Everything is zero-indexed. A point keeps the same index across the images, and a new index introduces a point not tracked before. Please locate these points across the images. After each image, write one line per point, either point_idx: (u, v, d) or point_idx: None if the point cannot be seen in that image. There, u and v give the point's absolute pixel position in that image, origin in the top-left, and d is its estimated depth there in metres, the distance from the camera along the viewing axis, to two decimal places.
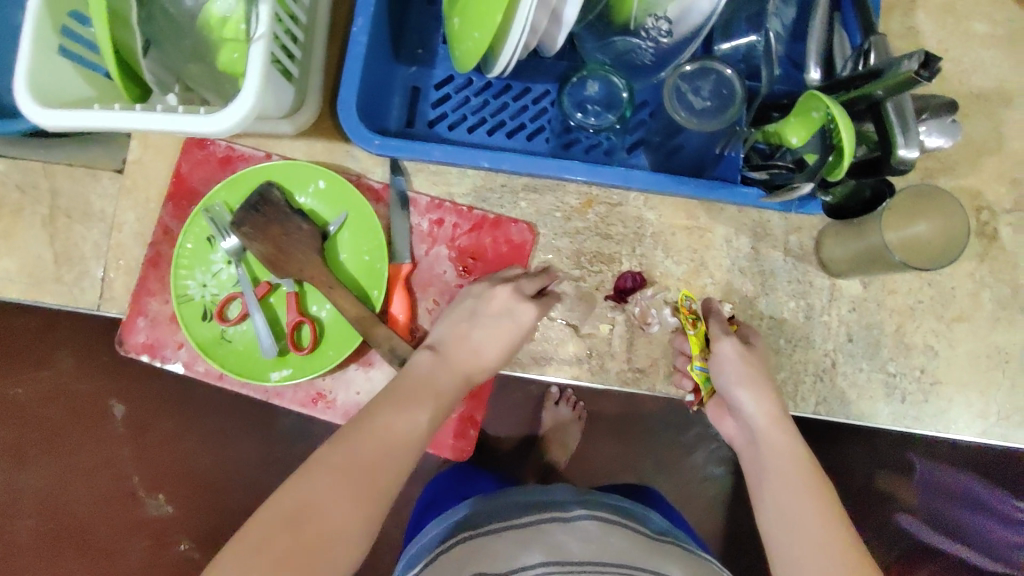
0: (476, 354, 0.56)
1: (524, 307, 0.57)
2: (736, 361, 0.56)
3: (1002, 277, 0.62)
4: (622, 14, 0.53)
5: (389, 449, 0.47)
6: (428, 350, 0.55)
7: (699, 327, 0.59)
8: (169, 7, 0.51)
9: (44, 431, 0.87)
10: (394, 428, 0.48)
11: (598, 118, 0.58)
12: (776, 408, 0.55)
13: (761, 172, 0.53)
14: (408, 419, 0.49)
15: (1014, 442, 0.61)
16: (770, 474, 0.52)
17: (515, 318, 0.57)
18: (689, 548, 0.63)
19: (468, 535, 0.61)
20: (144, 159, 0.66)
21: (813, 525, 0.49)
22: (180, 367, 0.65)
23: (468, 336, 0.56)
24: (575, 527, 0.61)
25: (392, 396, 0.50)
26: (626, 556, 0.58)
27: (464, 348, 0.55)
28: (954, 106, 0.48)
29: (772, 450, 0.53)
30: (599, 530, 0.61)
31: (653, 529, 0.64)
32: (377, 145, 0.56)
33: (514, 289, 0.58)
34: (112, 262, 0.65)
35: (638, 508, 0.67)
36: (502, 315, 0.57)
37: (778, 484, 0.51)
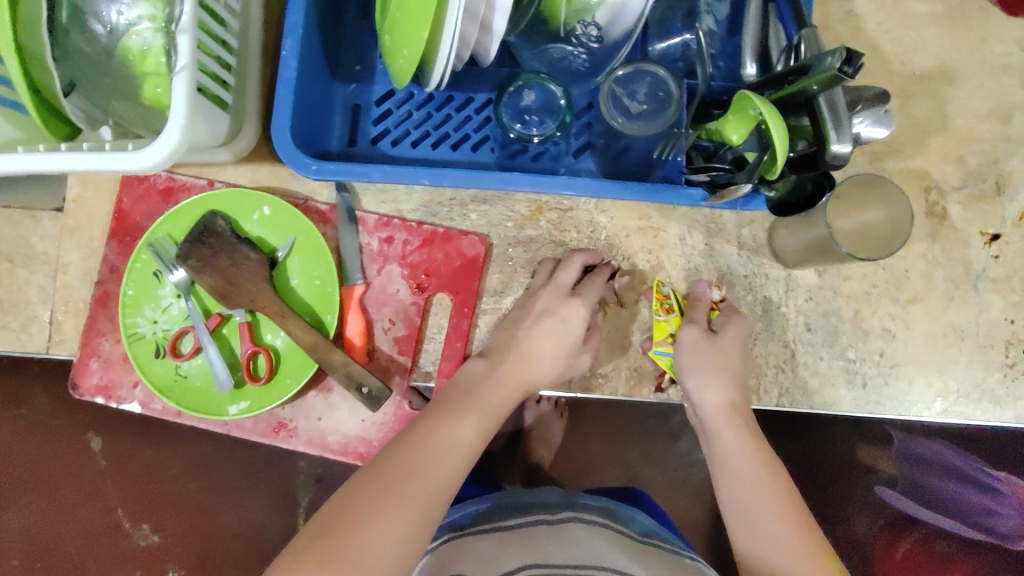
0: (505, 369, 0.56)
1: (571, 302, 0.58)
2: (703, 348, 0.58)
3: (953, 255, 0.62)
4: (553, 22, 0.54)
5: (430, 460, 0.47)
6: (480, 358, 0.57)
7: (673, 313, 0.61)
8: (84, 46, 0.49)
9: (21, 471, 0.84)
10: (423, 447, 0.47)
11: (538, 126, 0.57)
12: (727, 402, 0.58)
13: (702, 175, 0.51)
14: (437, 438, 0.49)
15: (974, 419, 0.61)
16: (724, 466, 0.56)
17: (561, 318, 0.58)
18: (677, 552, 0.62)
19: (457, 535, 0.62)
20: (84, 196, 0.64)
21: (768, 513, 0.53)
22: (136, 406, 0.63)
23: (518, 343, 0.58)
24: (565, 534, 0.60)
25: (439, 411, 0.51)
26: (596, 557, 0.56)
27: (515, 357, 0.57)
28: (885, 97, 0.49)
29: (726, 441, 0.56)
30: (585, 532, 0.60)
31: (639, 531, 0.63)
32: (315, 170, 0.55)
33: (557, 287, 0.59)
34: (59, 305, 0.64)
35: (626, 509, 0.67)
36: (546, 313, 0.58)
37: (732, 476, 0.55)
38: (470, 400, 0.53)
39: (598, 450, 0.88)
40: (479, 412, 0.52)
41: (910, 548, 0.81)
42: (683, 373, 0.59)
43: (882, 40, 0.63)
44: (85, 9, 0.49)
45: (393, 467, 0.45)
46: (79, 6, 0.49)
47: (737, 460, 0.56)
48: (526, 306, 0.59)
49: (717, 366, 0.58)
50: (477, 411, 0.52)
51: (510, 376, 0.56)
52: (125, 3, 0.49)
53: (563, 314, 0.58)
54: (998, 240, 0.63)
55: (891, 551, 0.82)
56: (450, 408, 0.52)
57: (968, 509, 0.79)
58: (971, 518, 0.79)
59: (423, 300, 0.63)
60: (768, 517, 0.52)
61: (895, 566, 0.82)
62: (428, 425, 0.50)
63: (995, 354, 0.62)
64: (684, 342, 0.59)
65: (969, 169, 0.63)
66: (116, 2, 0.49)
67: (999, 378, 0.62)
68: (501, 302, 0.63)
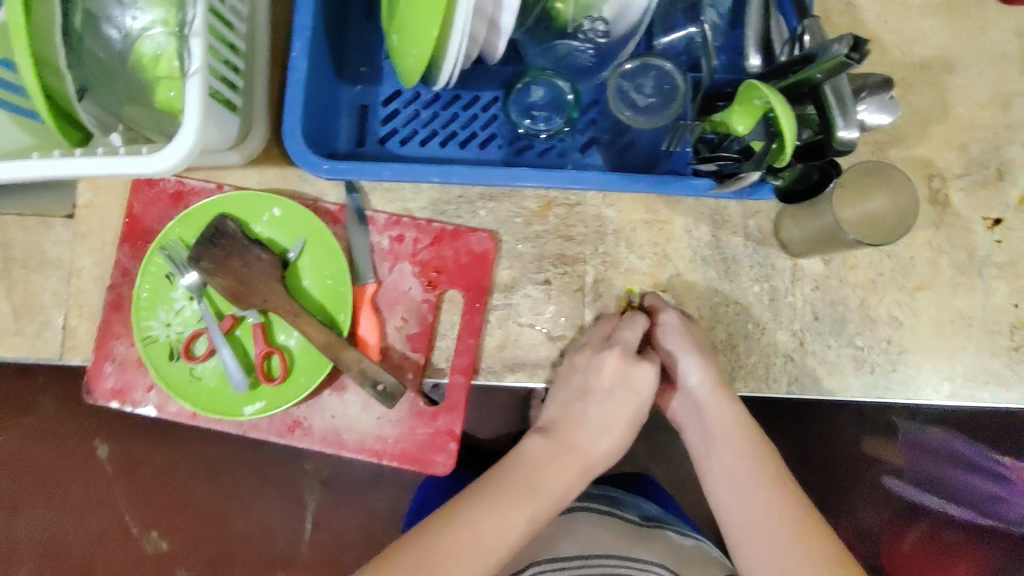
0: (590, 434, 0.60)
1: (638, 370, 0.61)
2: (679, 331, 0.59)
3: (957, 242, 0.63)
4: (559, 19, 0.55)
5: (484, 547, 0.48)
6: (541, 435, 0.59)
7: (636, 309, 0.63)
8: (99, 52, 0.50)
9: (31, 478, 0.82)
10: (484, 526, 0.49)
11: (547, 122, 0.58)
12: (716, 379, 0.58)
13: (710, 165, 0.53)
14: (499, 520, 0.50)
15: (981, 402, 0.62)
16: (711, 437, 0.57)
17: (629, 385, 0.61)
18: (677, 530, 0.63)
19: None
20: (96, 201, 0.65)
21: (762, 488, 0.53)
22: (152, 409, 0.63)
23: (586, 416, 0.61)
24: (571, 526, 0.60)
25: (506, 487, 0.53)
26: (601, 544, 0.58)
27: (578, 425, 0.60)
28: (889, 83, 0.50)
29: (714, 415, 0.57)
30: (590, 522, 0.61)
31: (639, 516, 0.63)
32: (326, 169, 0.56)
33: (622, 354, 0.60)
34: (73, 310, 0.64)
35: (628, 495, 0.67)
36: (614, 386, 0.61)
37: (723, 450, 0.56)
38: (521, 490, 0.53)
39: None
40: (554, 487, 0.55)
41: (918, 536, 0.81)
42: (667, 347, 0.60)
43: (882, 31, 0.64)
44: (99, 14, 0.50)
45: (441, 544, 0.47)
46: (93, 12, 0.50)
47: (737, 436, 0.56)
48: (594, 376, 0.60)
49: (695, 344, 0.59)
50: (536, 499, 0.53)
51: (578, 451, 0.59)
52: (139, 8, 0.50)
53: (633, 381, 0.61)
54: (1001, 226, 0.63)
55: (899, 538, 0.82)
56: (507, 494, 0.52)
57: (975, 496, 0.78)
58: (980, 507, 0.78)
59: (434, 296, 0.63)
60: (762, 488, 0.53)
61: (906, 558, 0.81)
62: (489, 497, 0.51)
63: (1001, 338, 0.63)
64: (666, 325, 0.60)
65: (971, 156, 0.64)
66: (130, 8, 0.50)
67: (1005, 362, 0.62)
68: (512, 298, 0.63)
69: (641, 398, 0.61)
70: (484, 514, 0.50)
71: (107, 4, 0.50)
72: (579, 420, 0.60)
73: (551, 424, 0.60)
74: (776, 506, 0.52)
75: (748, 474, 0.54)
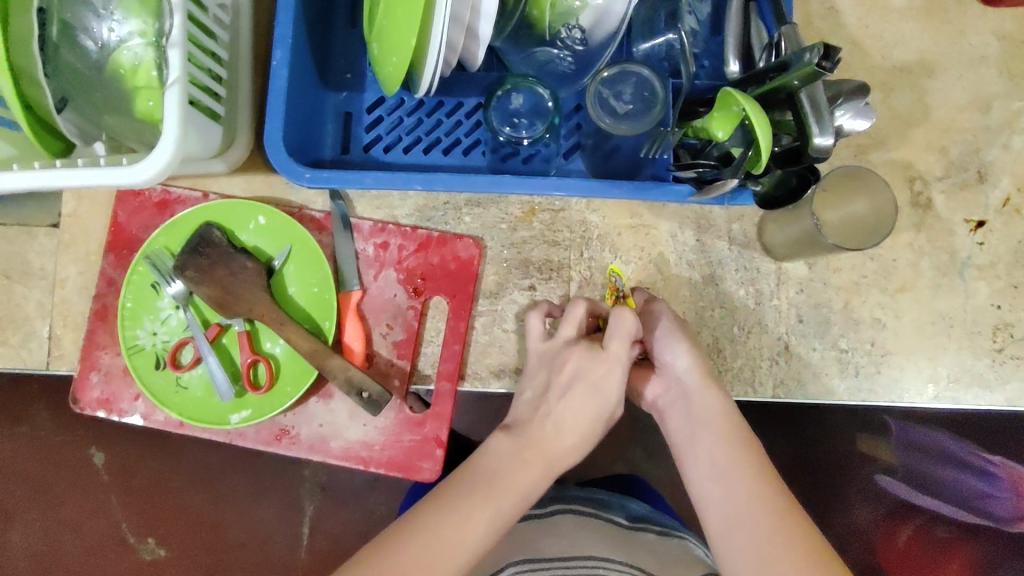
0: (557, 434, 0.54)
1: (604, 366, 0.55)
2: (667, 325, 0.58)
3: (939, 244, 0.64)
4: (538, 27, 0.56)
5: (451, 553, 0.45)
6: (503, 432, 0.55)
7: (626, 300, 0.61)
8: (76, 63, 0.50)
9: (28, 487, 0.84)
10: (452, 532, 0.46)
11: (528, 130, 0.58)
12: (704, 366, 0.56)
13: (689, 171, 0.53)
14: (468, 523, 0.47)
15: (965, 403, 0.62)
16: (696, 425, 0.54)
17: (595, 384, 0.56)
18: (663, 531, 0.63)
19: None
20: (80, 211, 0.65)
21: (747, 479, 0.50)
22: (138, 418, 0.63)
23: (549, 413, 0.55)
24: (554, 529, 0.61)
25: (473, 487, 0.49)
26: (585, 547, 0.58)
27: (540, 424, 0.55)
28: (865, 89, 0.50)
29: (703, 404, 0.55)
30: (573, 524, 0.61)
31: (625, 517, 0.63)
32: (308, 178, 0.56)
33: (588, 346, 0.56)
34: (57, 320, 0.64)
35: (617, 497, 0.66)
36: (579, 379, 0.56)
37: (712, 438, 0.53)
38: (467, 514, 0.47)
39: (598, 447, 0.88)
40: (521, 489, 0.50)
41: (910, 537, 0.83)
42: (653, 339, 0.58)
43: (863, 35, 0.65)
44: (76, 26, 0.50)
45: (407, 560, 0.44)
46: (71, 24, 0.50)
47: (724, 425, 0.53)
48: (556, 370, 0.56)
49: (686, 337, 0.57)
50: (504, 496, 0.49)
51: (541, 448, 0.53)
52: (115, 19, 0.50)
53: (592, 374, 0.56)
54: (983, 227, 0.64)
55: (891, 540, 0.84)
56: (473, 496, 0.48)
57: (964, 495, 0.79)
58: (968, 504, 0.79)
59: (420, 303, 0.63)
60: (747, 477, 0.50)
61: (896, 553, 0.84)
62: (454, 499, 0.48)
63: (983, 339, 0.63)
64: (656, 314, 0.58)
65: (952, 159, 0.64)
66: (107, 19, 0.50)
67: (987, 363, 0.63)
68: (497, 305, 0.63)
69: (606, 395, 0.55)
70: (424, 547, 0.45)
71: (83, 15, 0.50)
72: (544, 419, 0.55)
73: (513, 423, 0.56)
74: (761, 497, 0.49)
75: (733, 463, 0.51)
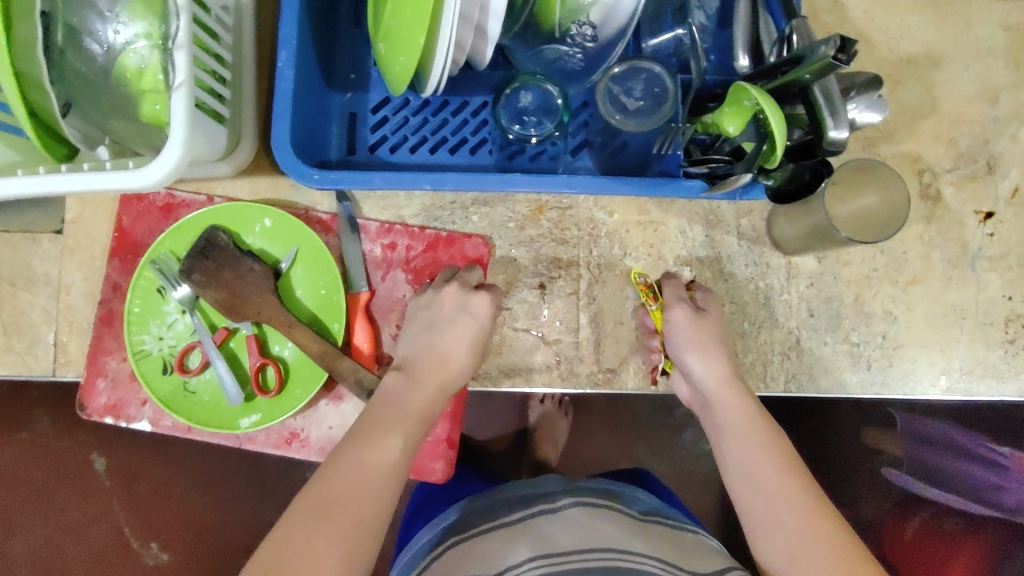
0: (444, 363, 0.56)
1: (478, 299, 0.58)
2: (686, 328, 0.57)
3: (949, 236, 0.63)
4: (547, 23, 0.55)
5: (372, 477, 0.47)
6: (395, 371, 0.55)
7: (660, 301, 0.61)
8: (81, 66, 0.50)
9: (30, 496, 0.84)
10: (367, 459, 0.48)
11: (537, 127, 0.58)
12: (724, 370, 0.57)
13: (701, 167, 0.53)
14: (382, 448, 0.49)
15: (976, 395, 0.62)
16: (724, 434, 0.54)
17: (471, 313, 0.58)
18: (678, 526, 0.62)
19: (462, 537, 0.61)
20: (84, 216, 0.64)
21: (773, 477, 0.51)
22: (146, 424, 0.63)
23: (433, 344, 0.57)
24: (568, 522, 0.59)
25: (372, 418, 0.51)
26: (614, 540, 0.57)
27: (431, 354, 0.56)
28: (877, 81, 0.50)
29: (724, 409, 0.55)
30: (587, 514, 0.60)
31: (638, 509, 0.63)
32: (317, 179, 0.56)
33: (459, 284, 0.59)
34: (64, 326, 0.64)
35: (625, 487, 0.66)
36: (458, 312, 0.58)
37: (735, 448, 0.53)
38: (379, 451, 0.48)
39: (606, 444, 0.88)
40: (411, 423, 0.52)
41: (918, 528, 0.82)
42: (677, 349, 0.58)
43: (869, 28, 0.64)
44: (80, 29, 0.49)
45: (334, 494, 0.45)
46: (75, 27, 0.49)
47: (745, 427, 0.53)
48: (435, 307, 0.58)
49: (702, 343, 0.57)
50: (406, 421, 0.51)
51: (426, 380, 0.55)
52: (121, 22, 0.49)
53: (473, 309, 0.58)
54: (992, 219, 0.64)
55: (899, 532, 0.82)
56: (380, 422, 0.50)
57: (973, 485, 0.79)
58: (977, 494, 0.79)
59: None
60: (775, 475, 0.51)
61: (903, 547, 0.82)
62: (365, 432, 0.50)
63: (995, 330, 0.63)
64: (673, 323, 0.57)
65: (960, 151, 0.64)
66: (112, 21, 0.49)
67: (1000, 355, 0.63)
68: (506, 304, 0.63)
69: (481, 320, 0.58)
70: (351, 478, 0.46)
71: (88, 18, 0.49)
72: (432, 350, 0.57)
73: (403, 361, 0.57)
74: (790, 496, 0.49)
75: (766, 467, 0.51)
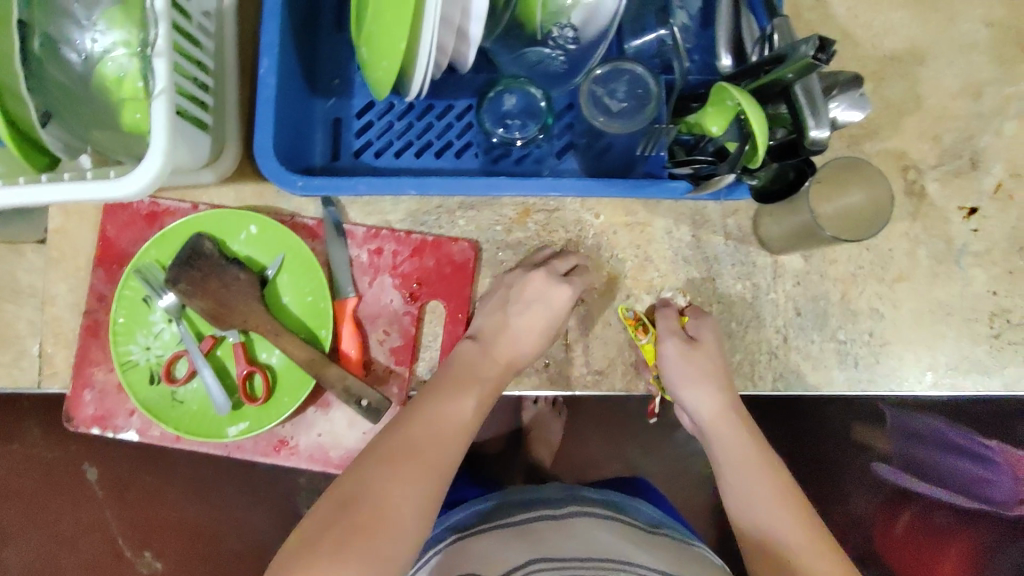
0: (514, 342, 0.59)
1: (559, 288, 0.59)
2: (677, 363, 0.59)
3: (935, 232, 0.64)
4: (529, 27, 0.55)
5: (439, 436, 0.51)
6: (469, 340, 0.59)
7: (650, 334, 0.61)
8: (61, 77, 0.49)
9: (21, 507, 0.84)
10: (438, 419, 0.51)
11: (521, 130, 0.58)
12: (723, 404, 0.59)
13: (685, 167, 0.53)
14: (453, 410, 0.53)
15: (962, 391, 0.63)
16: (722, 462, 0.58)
17: (549, 303, 0.59)
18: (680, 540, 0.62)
19: (467, 533, 0.61)
20: (68, 226, 0.64)
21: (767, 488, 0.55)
22: (134, 434, 0.63)
23: (507, 324, 0.59)
24: (573, 531, 0.59)
25: (447, 381, 0.55)
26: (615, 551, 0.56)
27: (504, 334, 0.59)
28: (859, 80, 0.50)
29: (720, 443, 0.59)
30: (591, 526, 0.60)
31: (645, 520, 0.64)
32: (301, 186, 0.55)
33: (548, 273, 0.60)
34: (49, 337, 0.63)
35: (628, 500, 0.67)
36: (536, 298, 0.59)
37: (733, 468, 0.57)
38: (448, 414, 0.52)
39: (599, 445, 0.88)
40: (479, 393, 0.55)
41: (910, 521, 0.82)
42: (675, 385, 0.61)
43: (852, 25, 0.65)
44: (58, 39, 0.49)
45: (405, 445, 0.49)
46: (53, 36, 0.49)
47: (739, 455, 0.58)
48: (516, 289, 0.60)
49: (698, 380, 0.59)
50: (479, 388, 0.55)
51: (498, 355, 0.58)
52: (99, 30, 0.49)
53: (553, 297, 0.59)
54: (977, 215, 0.64)
55: (891, 525, 0.83)
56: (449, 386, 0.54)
57: (961, 480, 0.80)
58: (965, 488, 0.80)
59: (416, 309, 0.62)
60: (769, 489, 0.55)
61: (896, 540, 0.83)
62: (434, 399, 0.53)
63: (981, 326, 0.63)
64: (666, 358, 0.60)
65: (944, 147, 0.64)
66: (90, 30, 0.49)
67: (985, 350, 0.63)
68: None
69: (556, 310, 0.60)
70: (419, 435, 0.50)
71: (66, 28, 0.49)
72: (508, 330, 0.59)
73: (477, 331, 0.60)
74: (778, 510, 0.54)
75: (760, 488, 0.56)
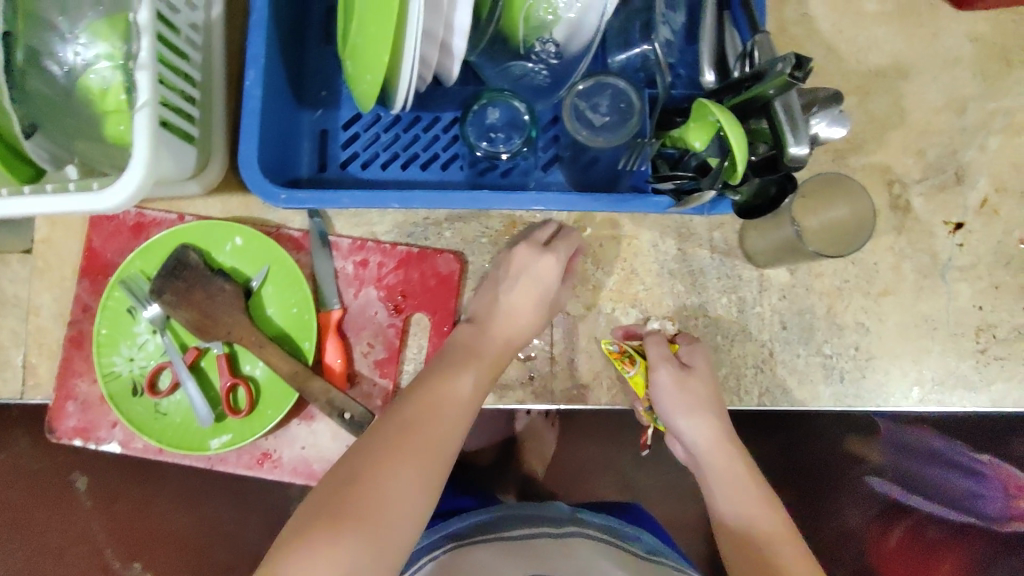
0: (511, 319, 0.59)
1: (545, 257, 0.59)
2: (670, 390, 0.59)
3: (920, 246, 0.64)
4: (513, 39, 0.55)
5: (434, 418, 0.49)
6: (466, 323, 0.59)
7: (637, 365, 0.60)
8: (45, 89, 0.50)
9: (8, 516, 0.83)
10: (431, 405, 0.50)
11: (506, 143, 0.58)
12: (720, 430, 0.59)
13: (667, 183, 0.52)
14: (450, 387, 0.52)
15: (949, 406, 0.62)
16: (714, 482, 0.58)
17: (536, 275, 0.59)
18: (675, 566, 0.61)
19: (461, 543, 0.60)
20: (53, 237, 0.64)
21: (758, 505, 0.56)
22: (117, 446, 0.62)
23: (499, 302, 0.59)
24: (571, 551, 0.59)
25: (443, 361, 0.55)
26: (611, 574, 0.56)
27: (499, 317, 0.58)
28: (838, 96, 0.51)
29: (715, 469, 0.59)
30: (589, 547, 0.60)
31: (642, 549, 0.63)
32: (284, 199, 0.55)
33: (530, 244, 0.60)
34: (33, 347, 0.63)
35: (631, 528, 0.66)
36: (524, 272, 0.59)
37: (724, 487, 0.57)
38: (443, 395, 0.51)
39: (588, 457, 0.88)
40: (477, 370, 0.55)
41: (902, 536, 0.82)
42: (675, 414, 0.59)
43: (837, 40, 0.65)
44: (42, 51, 0.49)
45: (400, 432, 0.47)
46: (37, 49, 0.49)
47: (730, 477, 0.58)
48: (505, 266, 0.60)
49: (688, 403, 0.58)
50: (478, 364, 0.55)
51: (495, 334, 0.58)
52: (82, 43, 0.49)
53: (541, 271, 0.59)
54: (962, 229, 0.64)
55: (884, 538, 0.82)
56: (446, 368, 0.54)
57: (953, 495, 0.80)
58: (957, 503, 0.80)
59: (400, 321, 0.62)
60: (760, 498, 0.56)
61: (888, 553, 0.82)
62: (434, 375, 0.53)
63: (967, 341, 0.63)
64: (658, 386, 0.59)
65: (929, 161, 0.64)
66: (73, 43, 0.49)
67: (971, 365, 0.63)
68: None
69: (548, 284, 0.59)
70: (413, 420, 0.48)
71: (49, 40, 0.49)
72: (499, 309, 0.59)
73: (471, 315, 0.60)
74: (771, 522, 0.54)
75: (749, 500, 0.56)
